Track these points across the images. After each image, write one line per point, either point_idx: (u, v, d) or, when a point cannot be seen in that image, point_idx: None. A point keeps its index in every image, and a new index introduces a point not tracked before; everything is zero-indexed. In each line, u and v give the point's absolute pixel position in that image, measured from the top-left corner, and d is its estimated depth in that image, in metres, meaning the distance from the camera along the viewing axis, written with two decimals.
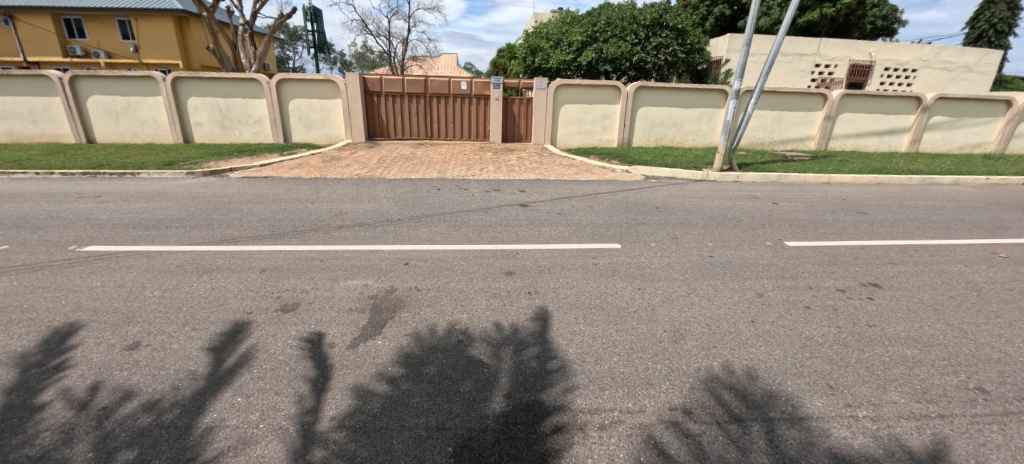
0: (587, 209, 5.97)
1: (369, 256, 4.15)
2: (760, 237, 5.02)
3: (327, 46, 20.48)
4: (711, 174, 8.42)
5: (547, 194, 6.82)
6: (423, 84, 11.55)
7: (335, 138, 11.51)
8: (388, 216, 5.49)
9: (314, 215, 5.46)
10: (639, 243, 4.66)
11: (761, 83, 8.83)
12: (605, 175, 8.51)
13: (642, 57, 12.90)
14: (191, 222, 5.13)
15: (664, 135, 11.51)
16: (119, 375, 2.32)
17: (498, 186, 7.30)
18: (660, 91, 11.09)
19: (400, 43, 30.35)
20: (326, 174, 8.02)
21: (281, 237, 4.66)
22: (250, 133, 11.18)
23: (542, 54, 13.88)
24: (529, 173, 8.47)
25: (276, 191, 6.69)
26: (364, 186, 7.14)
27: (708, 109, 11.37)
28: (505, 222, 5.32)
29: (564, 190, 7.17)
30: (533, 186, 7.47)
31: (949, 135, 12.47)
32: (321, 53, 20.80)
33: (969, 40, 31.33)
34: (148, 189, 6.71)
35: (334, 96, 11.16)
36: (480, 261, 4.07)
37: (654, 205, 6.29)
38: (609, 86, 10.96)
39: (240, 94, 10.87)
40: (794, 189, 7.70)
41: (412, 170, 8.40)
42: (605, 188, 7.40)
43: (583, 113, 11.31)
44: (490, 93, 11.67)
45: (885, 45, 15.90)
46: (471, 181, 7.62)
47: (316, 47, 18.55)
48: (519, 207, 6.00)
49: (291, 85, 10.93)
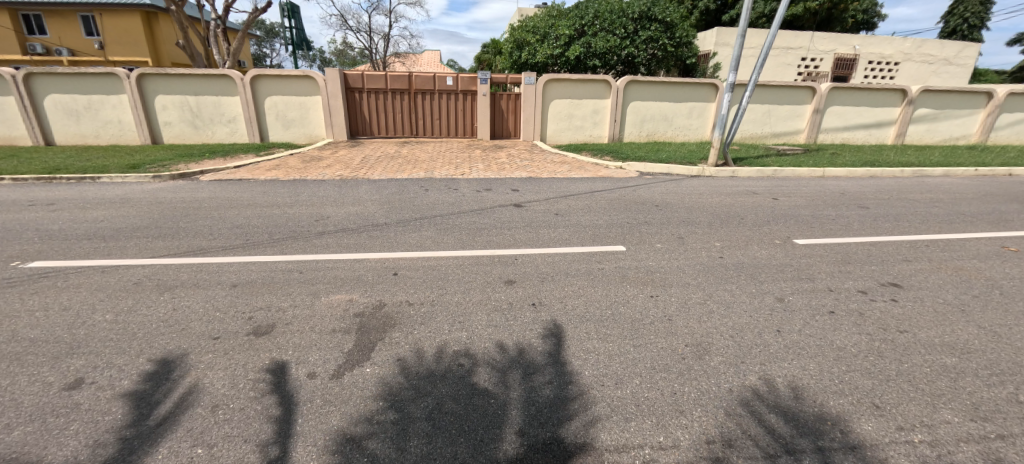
0: (585, 208, 5.66)
1: (353, 266, 3.76)
2: (768, 235, 4.77)
3: (305, 41, 19.72)
4: (706, 170, 8.14)
5: (542, 193, 6.50)
6: (407, 79, 10.84)
7: (315, 137, 10.76)
8: (373, 220, 5.10)
9: (292, 220, 5.03)
10: (644, 245, 4.37)
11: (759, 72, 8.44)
12: (599, 172, 8.23)
13: (631, 51, 12.63)
14: (155, 231, 4.66)
15: (655, 129, 11.30)
16: (51, 425, 1.94)
17: (490, 185, 6.94)
18: (650, 85, 10.89)
19: (382, 38, 29.67)
20: (306, 175, 7.54)
21: (256, 247, 4.23)
22: (224, 132, 10.52)
23: (529, 49, 13.48)
24: (520, 171, 8.12)
25: (252, 195, 6.22)
26: (347, 188, 6.67)
27: (698, 104, 11.22)
28: (500, 225, 4.96)
29: (558, 188, 6.86)
30: (526, 184, 7.19)
31: (933, 128, 12.60)
32: (298, 49, 20.03)
33: (945, 35, 31.85)
34: (109, 195, 6.16)
35: (312, 93, 10.42)
36: (476, 269, 3.71)
37: (653, 203, 6.03)
38: (599, 80, 10.65)
39: (211, 91, 10.20)
40: (791, 183, 7.53)
41: (397, 170, 8.00)
42: (600, 186, 7.08)
43: (573, 108, 10.94)
44: (477, 88, 10.99)
45: (869, 39, 15.93)
46: (460, 180, 7.24)
47: (294, 45, 17.83)
48: (513, 207, 5.67)
49: (266, 81, 10.22)
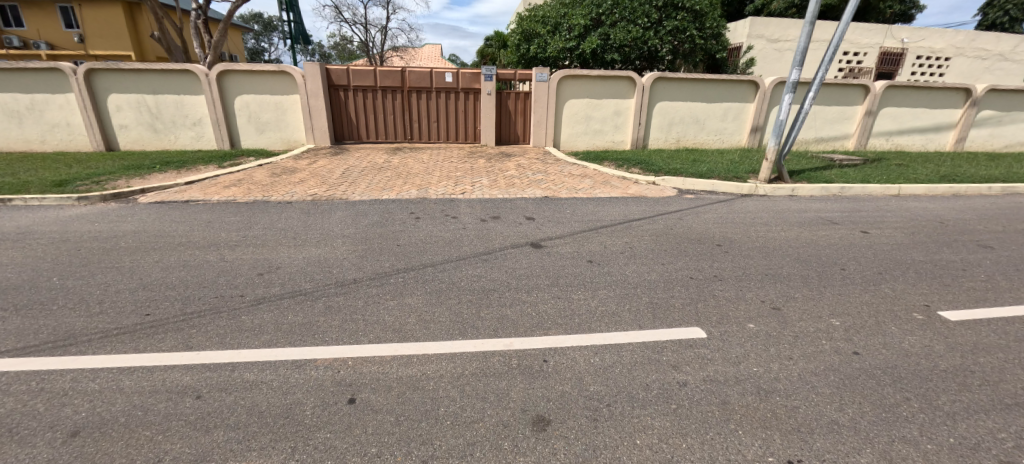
0: (626, 250, 4.22)
1: (286, 382, 2.32)
2: (898, 304, 3.34)
3: (300, 34, 18.32)
4: (760, 187, 6.67)
5: (566, 222, 5.06)
6: (398, 75, 9.30)
7: (293, 143, 9.29)
8: (338, 272, 3.67)
9: (226, 274, 3.62)
10: (731, 328, 2.92)
11: (829, 66, 6.89)
12: (628, 189, 6.78)
13: (656, 43, 11.08)
14: (22, 296, 3.25)
15: (684, 134, 9.85)
16: None
17: (498, 210, 5.49)
18: (681, 84, 9.40)
19: (380, 31, 28.19)
20: (269, 194, 6.10)
21: (153, 333, 2.80)
22: (189, 137, 9.12)
23: (539, 41, 11.95)
24: (534, 187, 6.65)
25: (190, 227, 4.80)
26: (316, 215, 5.24)
27: (735, 105, 9.74)
28: (515, 282, 3.52)
29: (584, 214, 5.40)
30: (543, 207, 5.75)
31: (996, 132, 11.11)
32: (295, 44, 18.66)
33: (985, 27, 29.79)
34: (7, 227, 4.75)
35: (288, 92, 8.92)
36: (482, 390, 2.27)
37: (713, 241, 4.59)
38: (623, 77, 9.14)
39: (172, 89, 8.76)
40: (869, 207, 6.09)
41: (384, 187, 6.58)
42: (636, 210, 5.63)
43: (592, 109, 9.41)
44: (481, 86, 9.47)
45: (918, 31, 14.36)
46: (460, 202, 5.82)
47: (292, 39, 16.49)
48: (531, 248, 4.23)
49: (235, 78, 8.74)
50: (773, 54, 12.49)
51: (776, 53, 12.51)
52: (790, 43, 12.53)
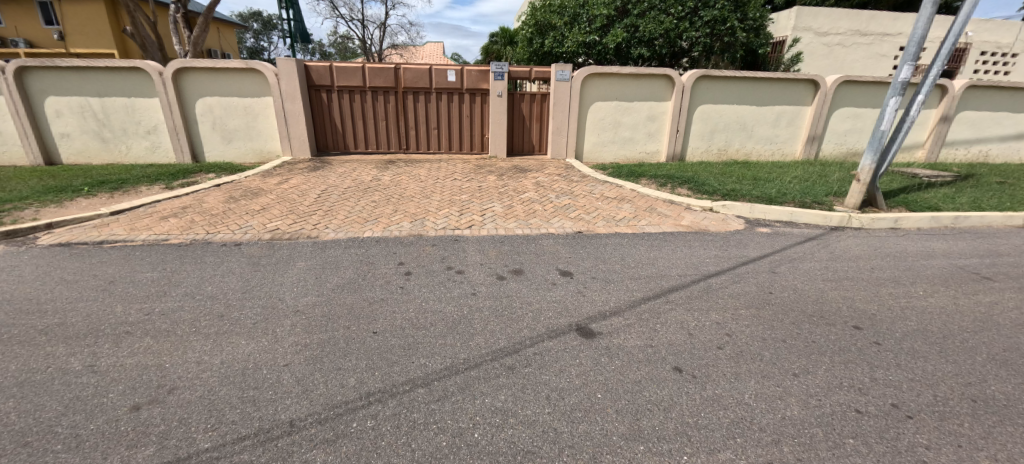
0: (728, 346, 2.71)
1: None
2: None
3: (302, 33, 16.96)
4: (854, 218, 5.16)
5: (618, 281, 3.55)
6: (392, 73, 7.83)
7: (267, 155, 7.83)
8: (265, 403, 2.17)
9: (77, 411, 2.11)
10: None
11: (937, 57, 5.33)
12: (683, 219, 5.26)
13: (691, 36, 9.54)
14: None
15: (728, 143, 8.34)
16: None
17: (520, 257, 3.98)
18: (728, 83, 7.89)
19: (379, 28, 26.72)
20: (215, 231, 4.62)
21: None
22: (143, 148, 7.67)
23: (554, 35, 10.46)
24: (562, 217, 5.13)
25: (81, 293, 3.31)
26: (266, 268, 3.72)
27: (790, 108, 8.23)
28: (569, 431, 2.01)
29: (640, 265, 3.89)
30: (580, 249, 4.23)
31: None
32: (296, 43, 17.26)
33: None
34: None
35: (259, 94, 7.45)
36: None
37: (846, 320, 3.08)
38: (659, 75, 7.63)
39: (121, 92, 7.31)
40: (1014, 249, 4.55)
41: (368, 217, 5.07)
42: (709, 256, 4.10)
43: (622, 114, 7.91)
44: (489, 87, 7.96)
45: (983, 24, 12.91)
46: (468, 244, 4.32)
47: (292, 36, 15.07)
48: (578, 341, 2.73)
49: (196, 77, 7.28)
50: (821, 49, 10.92)
51: (824, 48, 10.93)
52: (841, 37, 10.96)
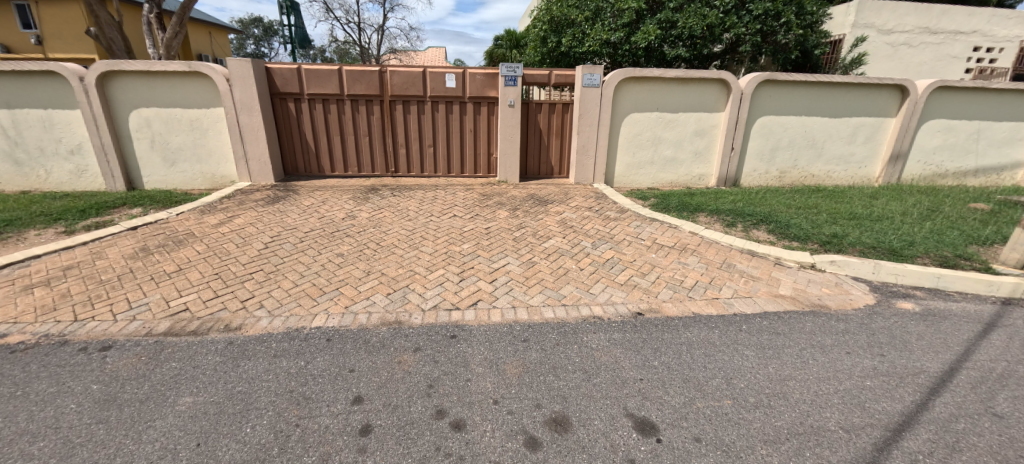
0: None
1: None
2: None
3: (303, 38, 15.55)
4: None
5: (746, 452, 1.93)
6: (376, 78, 6.30)
7: (221, 180, 6.31)
8: None
9: None
10: None
11: None
12: (782, 285, 3.64)
13: (739, 32, 7.97)
14: None
15: (793, 163, 6.75)
16: None
17: (561, 382, 2.37)
18: (795, 89, 6.31)
19: (378, 31, 25.20)
20: (87, 315, 3.03)
21: None
22: (67, 172, 6.16)
23: (573, 33, 8.97)
24: (609, 285, 3.54)
25: None
26: (119, 414, 2.12)
27: (869, 120, 6.64)
28: None
29: (764, 399, 2.28)
30: (651, 356, 2.63)
31: None
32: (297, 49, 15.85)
33: None
34: None
35: (208, 105, 5.93)
36: None
37: None
38: (712, 79, 6.06)
39: (35, 102, 5.79)
40: None
41: (327, 283, 3.50)
42: (866, 375, 2.50)
43: (663, 128, 6.35)
44: (497, 94, 6.40)
45: None
46: (473, 346, 2.71)
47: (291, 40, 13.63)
48: None
49: (128, 83, 5.77)
50: (884, 49, 9.37)
51: (888, 48, 9.39)
52: (907, 35, 9.41)
